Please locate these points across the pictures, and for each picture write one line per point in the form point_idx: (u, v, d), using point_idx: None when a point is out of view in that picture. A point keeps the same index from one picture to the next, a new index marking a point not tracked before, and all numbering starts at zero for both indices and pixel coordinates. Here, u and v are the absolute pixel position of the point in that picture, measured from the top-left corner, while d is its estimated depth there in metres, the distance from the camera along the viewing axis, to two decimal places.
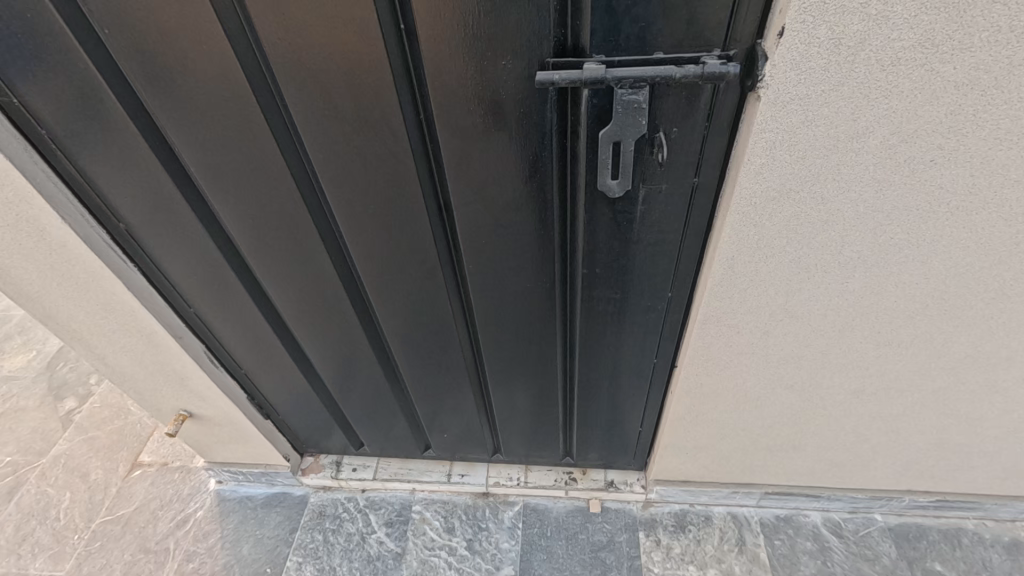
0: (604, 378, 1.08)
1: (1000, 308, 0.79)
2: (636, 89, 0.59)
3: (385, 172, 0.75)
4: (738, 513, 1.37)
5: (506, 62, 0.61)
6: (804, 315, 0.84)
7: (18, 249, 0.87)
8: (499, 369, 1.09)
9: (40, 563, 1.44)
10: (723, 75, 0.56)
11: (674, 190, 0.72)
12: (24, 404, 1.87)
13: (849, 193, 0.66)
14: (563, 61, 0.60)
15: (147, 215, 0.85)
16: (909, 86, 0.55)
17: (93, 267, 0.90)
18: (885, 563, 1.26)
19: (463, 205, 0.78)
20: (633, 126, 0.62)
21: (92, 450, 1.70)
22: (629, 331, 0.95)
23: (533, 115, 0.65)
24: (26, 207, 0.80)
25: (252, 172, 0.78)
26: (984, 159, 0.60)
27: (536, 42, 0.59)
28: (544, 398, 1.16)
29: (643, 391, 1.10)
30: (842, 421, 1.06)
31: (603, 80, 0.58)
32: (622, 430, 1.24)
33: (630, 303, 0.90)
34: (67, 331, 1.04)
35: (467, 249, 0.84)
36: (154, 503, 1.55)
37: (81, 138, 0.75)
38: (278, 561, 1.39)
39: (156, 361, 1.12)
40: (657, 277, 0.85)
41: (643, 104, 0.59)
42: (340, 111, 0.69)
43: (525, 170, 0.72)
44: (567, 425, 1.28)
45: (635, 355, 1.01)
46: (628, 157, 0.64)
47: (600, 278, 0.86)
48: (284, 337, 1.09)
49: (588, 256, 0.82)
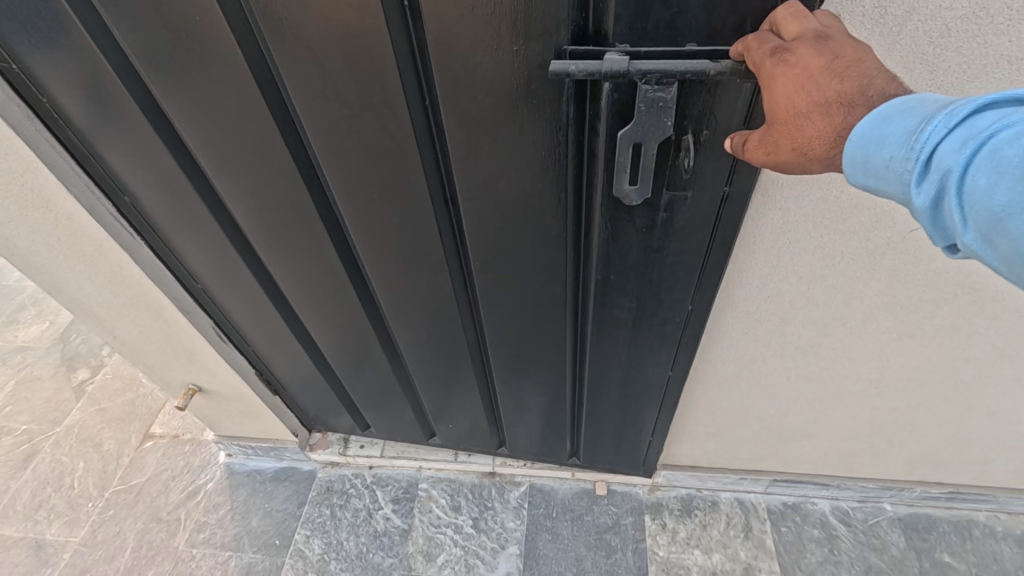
0: (614, 386, 1.04)
1: None
2: (662, 86, 0.52)
3: (388, 159, 0.73)
4: (746, 500, 1.36)
5: (518, 47, 0.56)
6: (826, 303, 0.81)
7: (25, 219, 0.86)
8: (507, 366, 1.07)
9: (57, 529, 1.48)
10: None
11: (701, 198, 0.65)
12: (38, 374, 1.90)
13: None
14: (582, 49, 0.54)
15: (150, 188, 0.83)
16: (958, 61, 0.52)
17: (99, 239, 0.90)
18: (893, 553, 1.25)
19: (470, 199, 0.75)
20: (657, 127, 0.56)
21: (105, 420, 1.72)
22: (644, 340, 0.91)
23: (546, 108, 0.61)
24: (33, 176, 0.80)
25: (254, 149, 0.75)
26: None
27: (552, 23, 0.53)
28: (552, 398, 1.14)
29: (658, 401, 1.06)
30: (858, 411, 1.04)
31: (624, 73, 0.51)
32: (631, 437, 1.20)
33: (646, 313, 0.85)
34: (77, 303, 1.04)
35: (475, 243, 0.82)
36: (166, 474, 1.57)
37: (84, 108, 0.73)
38: (286, 534, 1.42)
39: (165, 335, 1.12)
40: (676, 289, 0.79)
41: (670, 101, 0.53)
42: (341, 90, 0.65)
43: (536, 166, 0.68)
44: (576, 428, 1.25)
45: (648, 366, 0.96)
46: (649, 161, 0.59)
47: (613, 288, 0.82)
48: (290, 317, 1.08)
49: (603, 262, 0.78)
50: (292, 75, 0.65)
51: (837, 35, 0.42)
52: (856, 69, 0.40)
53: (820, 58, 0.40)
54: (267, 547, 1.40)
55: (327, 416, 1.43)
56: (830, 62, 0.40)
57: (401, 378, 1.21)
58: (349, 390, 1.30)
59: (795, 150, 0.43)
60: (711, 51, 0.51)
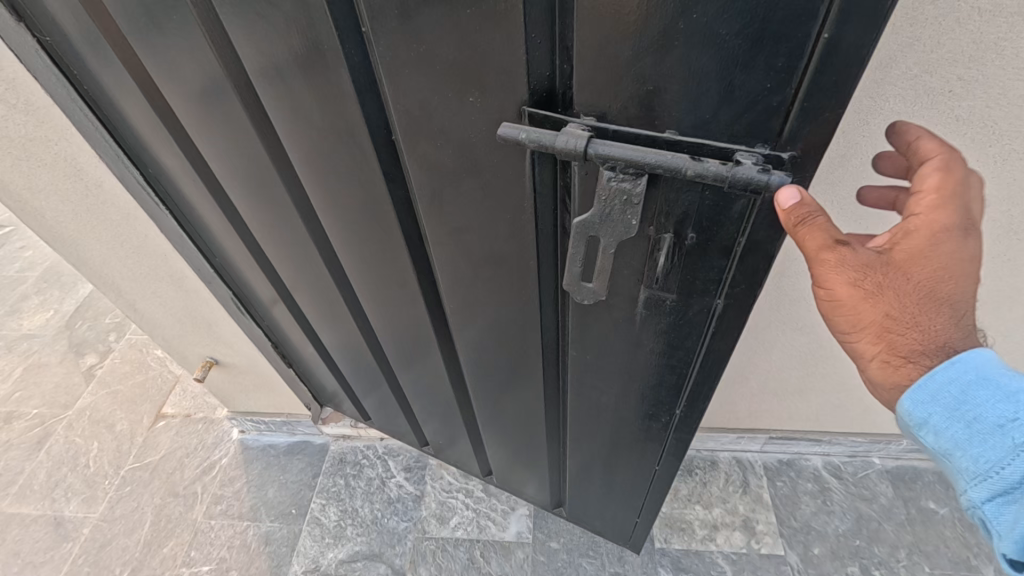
0: (597, 461, 0.95)
1: (1008, 245, 0.82)
2: (627, 177, 0.42)
3: (359, 186, 0.66)
4: (743, 458, 1.43)
5: (474, 100, 0.47)
6: None
7: (56, 190, 0.90)
8: (490, 416, 1.00)
9: (75, 506, 1.51)
10: (754, 182, 0.38)
11: (688, 311, 0.56)
12: (47, 360, 1.92)
13: (869, 126, 0.68)
14: (543, 113, 0.45)
15: (167, 165, 0.84)
16: (933, 13, 0.57)
17: (127, 208, 0.94)
18: (882, 501, 1.33)
19: (438, 245, 0.67)
20: (620, 223, 0.45)
21: (117, 402, 1.75)
22: (623, 423, 0.80)
23: (513, 172, 0.52)
24: (67, 145, 0.84)
25: (243, 154, 0.72)
26: (1003, 89, 0.63)
27: (508, 85, 0.45)
28: (534, 455, 1.06)
29: (642, 488, 0.95)
30: (849, 364, 1.10)
31: (577, 154, 0.42)
32: (615, 513, 1.09)
33: (626, 405, 0.77)
34: (100, 277, 1.08)
35: (449, 290, 0.73)
36: (180, 451, 1.60)
37: (108, 91, 0.73)
38: (302, 503, 1.46)
39: (185, 307, 1.16)
40: (658, 389, 0.70)
41: (634, 196, 0.43)
42: (309, 115, 0.61)
43: (503, 230, 0.59)
44: (561, 488, 1.16)
45: (633, 453, 0.87)
46: (606, 262, 0.47)
47: (587, 367, 0.73)
48: (291, 309, 1.07)
49: (577, 338, 0.69)
50: (266, 91, 0.62)
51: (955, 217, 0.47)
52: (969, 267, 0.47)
53: (960, 244, 0.45)
54: (285, 516, 1.44)
55: (330, 398, 1.42)
56: (959, 253, 0.45)
57: (394, 395, 1.18)
58: (360, 395, 1.30)
59: (886, 330, 0.47)
60: (697, 143, 0.41)
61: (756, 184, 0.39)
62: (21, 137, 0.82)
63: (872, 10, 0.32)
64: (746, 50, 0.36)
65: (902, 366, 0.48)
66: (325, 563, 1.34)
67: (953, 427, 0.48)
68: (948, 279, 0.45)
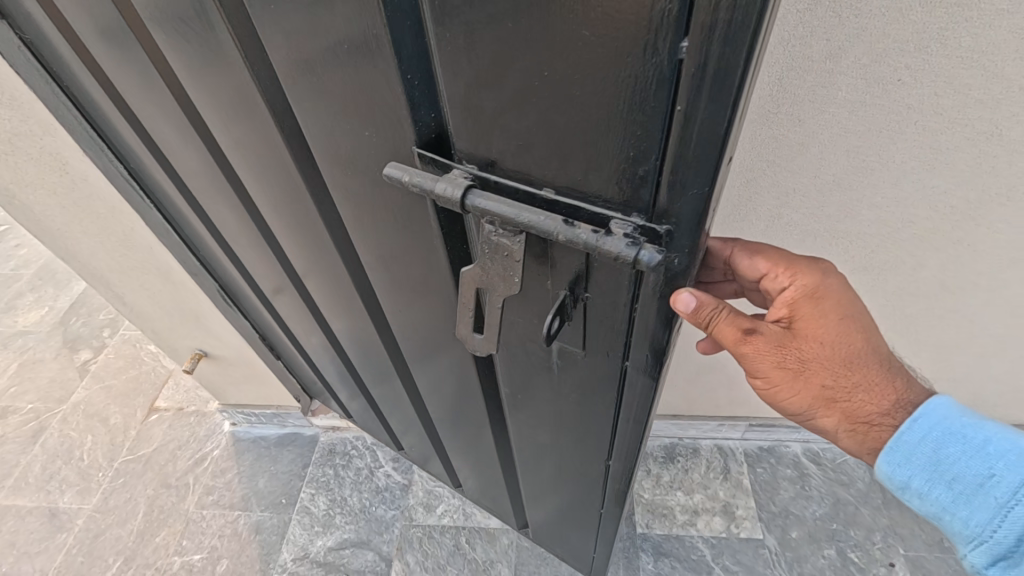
0: (546, 489, 0.93)
1: (966, 230, 0.84)
2: (503, 233, 0.40)
3: (293, 204, 0.66)
4: (725, 445, 1.46)
5: (370, 134, 0.46)
6: (785, 240, 0.89)
7: (43, 184, 0.93)
8: (448, 430, 1.00)
9: (69, 497, 1.53)
10: (620, 258, 0.35)
11: (599, 362, 0.54)
12: (41, 356, 1.94)
13: (824, 114, 0.71)
14: (432, 155, 0.43)
15: (145, 163, 0.85)
16: (878, 5, 0.59)
17: (113, 201, 0.96)
18: (860, 486, 1.36)
19: (374, 267, 0.66)
20: (503, 277, 0.42)
21: (110, 397, 1.78)
22: (562, 458, 0.79)
23: (418, 209, 0.50)
24: (53, 140, 0.86)
25: (198, 162, 0.72)
26: (949, 77, 0.65)
27: (397, 115, 0.43)
28: (492, 474, 1.05)
29: (589, 521, 0.94)
30: None
31: (453, 203, 0.40)
32: (570, 538, 1.08)
33: (563, 443, 0.75)
34: (89, 270, 1.11)
35: (391, 310, 0.73)
36: (173, 444, 1.63)
37: (82, 90, 0.74)
38: (292, 493, 1.49)
39: (173, 299, 1.18)
40: (588, 435, 0.68)
41: (515, 251, 0.40)
42: (238, 134, 0.60)
43: (423, 263, 0.58)
44: (522, 507, 1.15)
45: (575, 488, 0.85)
46: (493, 313, 0.45)
47: (521, 402, 0.71)
48: (265, 310, 1.08)
49: (508, 373, 0.67)
50: (204, 103, 0.60)
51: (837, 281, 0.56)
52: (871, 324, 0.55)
53: (845, 306, 0.54)
54: (275, 505, 1.47)
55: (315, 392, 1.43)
56: (849, 312, 0.54)
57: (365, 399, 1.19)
58: (339, 395, 1.31)
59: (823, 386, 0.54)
60: (573, 205, 0.38)
61: (622, 260, 0.35)
62: (9, 132, 0.85)
63: (718, 85, 0.28)
64: (605, 113, 0.33)
65: (869, 431, 0.54)
66: (314, 550, 1.37)
67: (938, 488, 0.51)
68: (847, 337, 0.54)
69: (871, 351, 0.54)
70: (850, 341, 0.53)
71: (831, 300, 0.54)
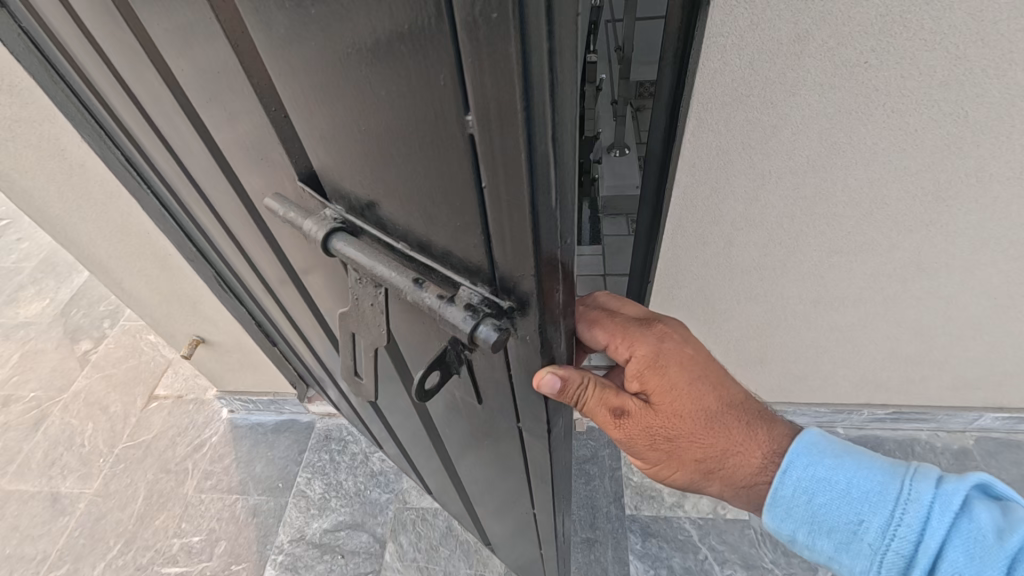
0: (491, 507, 0.93)
1: (937, 211, 0.87)
2: (370, 281, 0.43)
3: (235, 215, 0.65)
4: None
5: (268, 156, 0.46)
6: (763, 222, 0.92)
7: (42, 169, 0.95)
8: (403, 440, 0.99)
9: (71, 482, 1.57)
10: (458, 330, 0.37)
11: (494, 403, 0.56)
12: (43, 346, 1.97)
13: (794, 97, 0.73)
14: (312, 193, 0.45)
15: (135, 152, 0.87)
16: None
17: (111, 186, 0.99)
18: None
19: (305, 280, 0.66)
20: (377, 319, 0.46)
21: (110, 385, 1.81)
22: (496, 483, 0.79)
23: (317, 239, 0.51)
24: (52, 126, 0.89)
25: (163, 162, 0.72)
26: (913, 59, 0.68)
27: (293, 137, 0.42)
28: (446, 486, 1.05)
29: (532, 539, 0.94)
30: (804, 332, 1.16)
31: (320, 244, 0.44)
32: (522, 555, 1.08)
33: (492, 470, 0.75)
34: (88, 256, 1.14)
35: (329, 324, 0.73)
36: (172, 431, 1.66)
37: (67, 82, 0.75)
38: (288, 478, 1.52)
39: (170, 285, 1.21)
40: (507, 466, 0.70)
41: (379, 298, 0.44)
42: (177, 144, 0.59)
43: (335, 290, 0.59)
44: (477, 522, 1.14)
45: (512, 512, 0.85)
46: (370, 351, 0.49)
47: (452, 426, 0.72)
48: (254, 299, 1.10)
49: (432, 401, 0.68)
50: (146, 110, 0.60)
51: (671, 343, 0.62)
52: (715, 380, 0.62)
53: (683, 372, 0.60)
54: (271, 489, 1.50)
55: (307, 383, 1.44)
56: (689, 375, 0.60)
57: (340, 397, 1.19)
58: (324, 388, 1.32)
59: (698, 455, 0.61)
60: (427, 264, 0.40)
61: (456, 331, 0.37)
62: (8, 118, 0.88)
63: (509, 164, 0.29)
64: (434, 180, 0.33)
65: (748, 491, 0.60)
66: (310, 532, 1.40)
67: (821, 538, 0.56)
68: (697, 402, 0.60)
69: (722, 402, 0.61)
70: (700, 400, 0.60)
71: (670, 365, 0.61)
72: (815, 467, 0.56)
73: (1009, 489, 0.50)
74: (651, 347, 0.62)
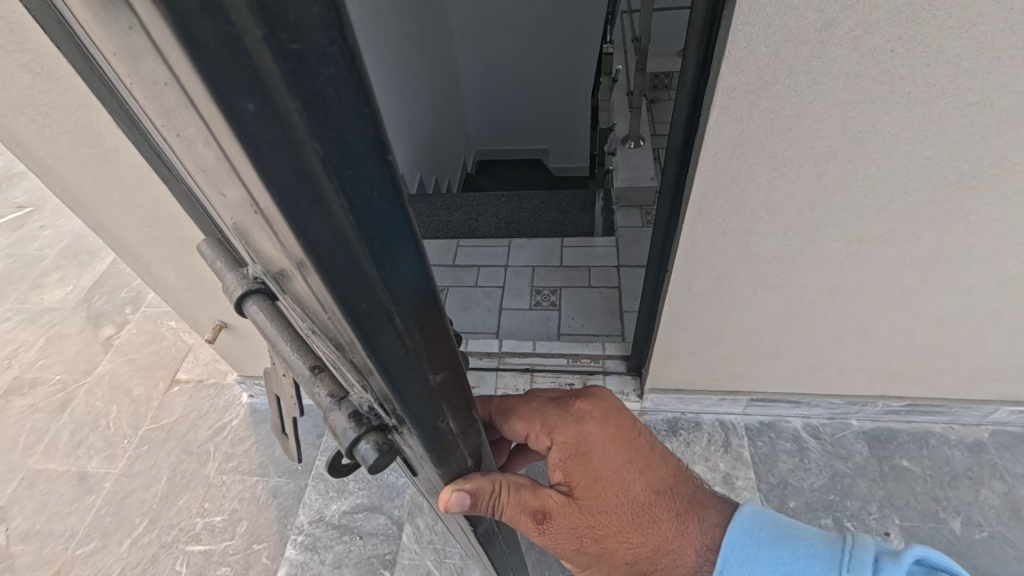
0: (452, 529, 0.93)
1: (960, 201, 0.87)
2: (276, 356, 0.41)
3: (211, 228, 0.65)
4: (726, 420, 1.50)
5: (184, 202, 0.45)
6: (783, 211, 0.93)
7: (76, 155, 0.98)
8: None
9: (96, 462, 1.61)
10: (340, 436, 0.38)
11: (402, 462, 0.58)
12: (67, 330, 2.02)
13: (818, 86, 0.74)
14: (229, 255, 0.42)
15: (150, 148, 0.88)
16: None
17: (141, 173, 1.01)
18: (858, 460, 1.39)
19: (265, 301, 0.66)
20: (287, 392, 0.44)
21: (133, 369, 1.85)
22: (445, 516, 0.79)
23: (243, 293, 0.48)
24: (87, 113, 0.91)
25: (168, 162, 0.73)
26: (940, 47, 0.68)
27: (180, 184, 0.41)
28: None
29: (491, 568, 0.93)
30: (820, 323, 1.17)
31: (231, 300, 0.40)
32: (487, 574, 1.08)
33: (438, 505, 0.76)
34: (116, 241, 1.16)
35: None
36: (194, 414, 1.70)
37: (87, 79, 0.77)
38: (306, 461, 1.55)
39: (196, 270, 1.24)
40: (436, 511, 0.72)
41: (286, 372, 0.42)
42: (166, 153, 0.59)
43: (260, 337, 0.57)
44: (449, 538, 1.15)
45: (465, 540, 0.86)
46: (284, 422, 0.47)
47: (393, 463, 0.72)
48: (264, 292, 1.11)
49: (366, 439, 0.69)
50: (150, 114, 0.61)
51: (593, 433, 0.67)
52: (640, 468, 0.65)
53: (603, 461, 0.65)
54: (290, 472, 1.53)
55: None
56: (611, 466, 0.65)
57: None
58: None
59: (628, 547, 0.63)
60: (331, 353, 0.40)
61: (337, 437, 0.38)
62: (44, 105, 0.90)
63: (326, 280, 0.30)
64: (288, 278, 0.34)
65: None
66: (329, 514, 1.43)
67: None
68: (620, 492, 0.64)
69: (648, 489, 0.64)
70: (626, 490, 0.64)
71: (591, 455, 0.66)
72: (749, 545, 0.55)
73: (947, 559, 0.47)
74: (572, 437, 0.67)
